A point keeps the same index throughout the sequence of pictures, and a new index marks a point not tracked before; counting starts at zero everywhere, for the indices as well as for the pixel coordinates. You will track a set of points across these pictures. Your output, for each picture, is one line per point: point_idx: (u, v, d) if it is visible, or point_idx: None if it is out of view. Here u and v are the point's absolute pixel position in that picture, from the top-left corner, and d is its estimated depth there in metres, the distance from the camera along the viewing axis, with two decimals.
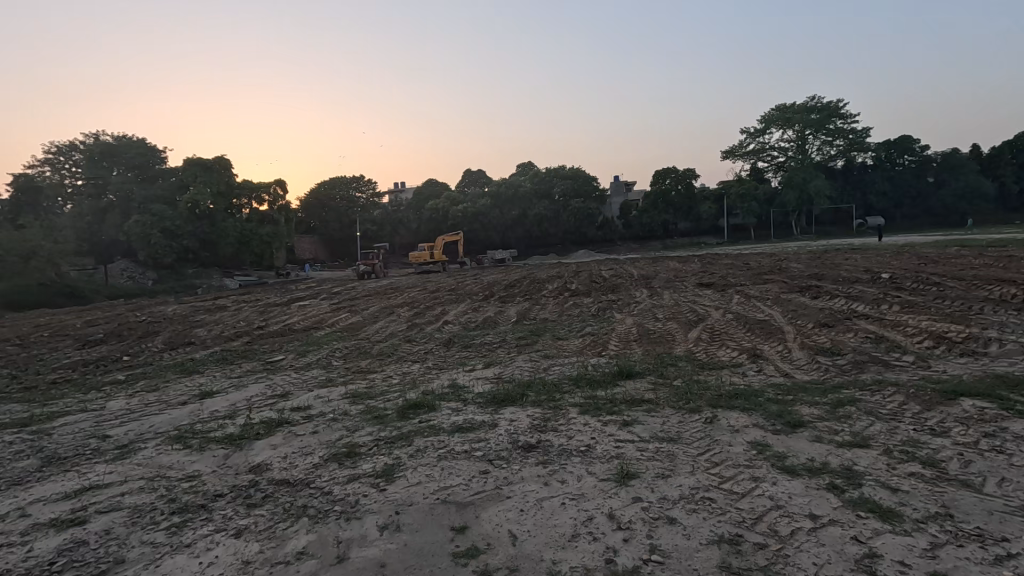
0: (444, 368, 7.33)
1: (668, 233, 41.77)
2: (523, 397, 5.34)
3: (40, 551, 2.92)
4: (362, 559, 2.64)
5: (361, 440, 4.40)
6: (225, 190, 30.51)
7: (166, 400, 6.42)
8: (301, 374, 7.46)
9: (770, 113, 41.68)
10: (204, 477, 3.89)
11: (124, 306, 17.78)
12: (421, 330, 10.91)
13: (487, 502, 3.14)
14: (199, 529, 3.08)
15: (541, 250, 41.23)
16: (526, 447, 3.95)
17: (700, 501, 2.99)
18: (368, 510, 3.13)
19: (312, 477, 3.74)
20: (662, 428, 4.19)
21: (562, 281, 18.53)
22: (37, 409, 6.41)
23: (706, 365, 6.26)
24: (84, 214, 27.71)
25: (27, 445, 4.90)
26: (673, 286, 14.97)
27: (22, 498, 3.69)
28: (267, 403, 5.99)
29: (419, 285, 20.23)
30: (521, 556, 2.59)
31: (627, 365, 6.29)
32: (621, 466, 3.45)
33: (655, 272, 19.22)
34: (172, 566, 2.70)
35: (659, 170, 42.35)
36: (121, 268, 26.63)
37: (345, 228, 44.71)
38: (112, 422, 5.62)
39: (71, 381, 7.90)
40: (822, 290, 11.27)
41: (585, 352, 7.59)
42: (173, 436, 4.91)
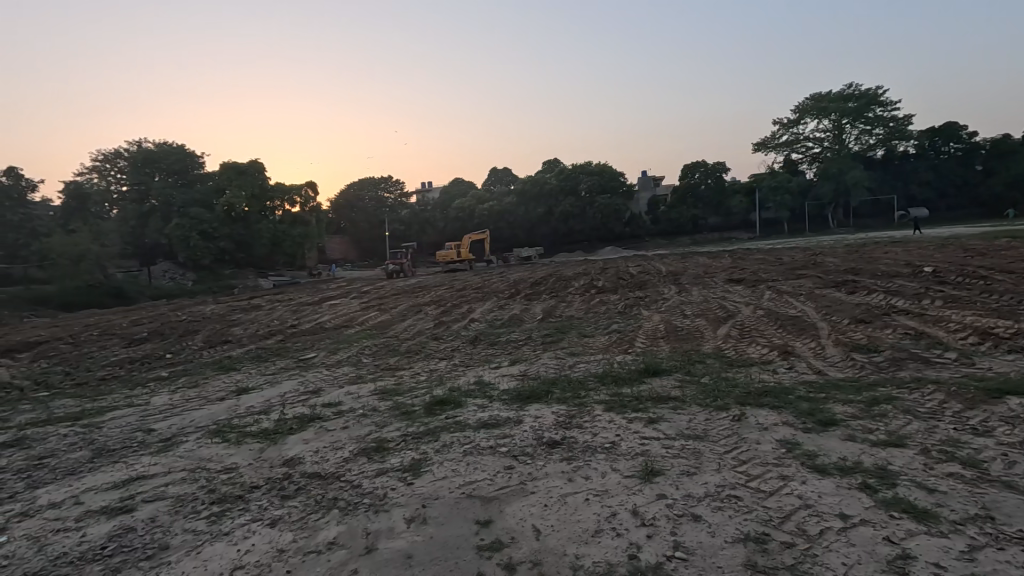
0: (470, 366, 7.40)
1: (698, 228, 41.07)
2: (548, 394, 5.37)
3: (92, 537, 3.10)
4: (391, 550, 2.71)
5: (389, 435, 4.51)
6: (259, 192, 31.44)
7: (206, 396, 6.72)
8: (332, 371, 7.69)
9: (805, 103, 40.58)
10: (242, 469, 4.06)
11: (166, 306, 18.55)
12: (448, 328, 11.02)
13: (511, 496, 3.19)
14: (237, 518, 3.22)
15: (567, 247, 41.03)
16: (550, 443, 3.97)
17: (726, 499, 2.96)
18: (396, 503, 3.21)
19: (342, 471, 3.85)
20: (688, 425, 4.15)
21: (589, 278, 18.44)
22: (88, 403, 6.78)
23: (735, 362, 6.16)
24: (129, 219, 29.02)
25: (79, 438, 5.21)
26: (702, 282, 14.72)
27: (75, 487, 3.92)
28: (300, 399, 6.20)
29: (446, 284, 20.40)
30: (545, 550, 2.62)
31: (654, 362, 6.24)
32: (646, 464, 3.43)
33: (685, 268, 18.92)
34: (212, 552, 2.84)
35: (688, 164, 41.76)
36: (163, 269, 27.86)
37: (373, 228, 45.44)
38: (156, 416, 5.90)
39: (118, 377, 8.33)
40: (859, 285, 10.89)
41: (611, 349, 7.55)
42: (212, 430, 5.13)
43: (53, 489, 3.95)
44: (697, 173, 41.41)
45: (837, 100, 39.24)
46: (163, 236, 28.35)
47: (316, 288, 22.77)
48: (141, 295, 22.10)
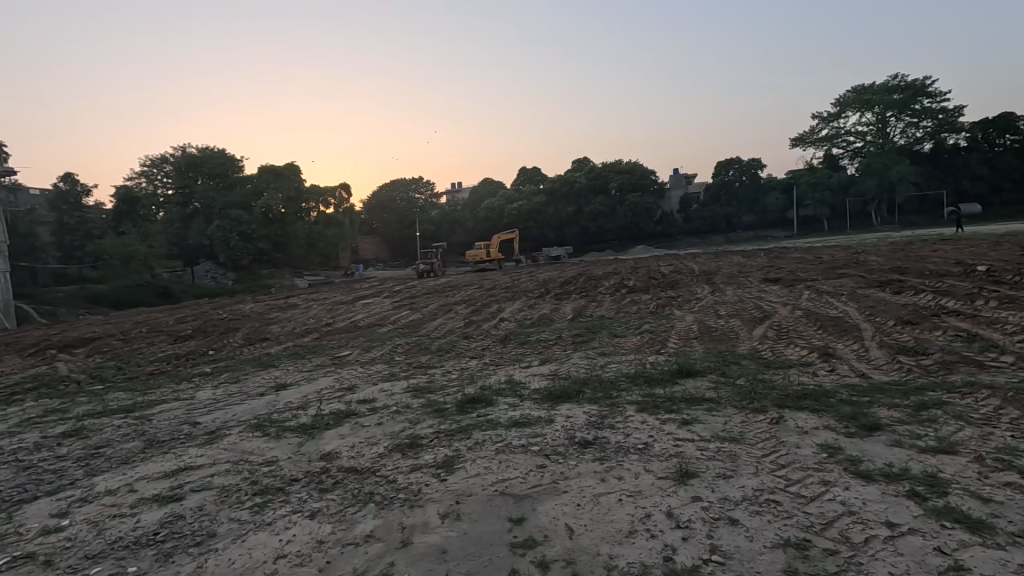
0: (500, 365, 7.42)
1: (732, 227, 40.27)
2: (579, 394, 5.34)
3: (146, 523, 3.27)
4: (425, 545, 2.76)
5: (422, 432, 4.58)
6: (295, 194, 32.27)
7: (246, 391, 6.97)
8: (366, 369, 7.87)
9: (846, 95, 39.10)
10: (281, 463, 4.20)
11: (209, 304, 19.34)
12: (479, 327, 11.16)
13: (544, 495, 3.20)
14: (279, 509, 3.34)
15: (597, 247, 40.77)
16: (582, 443, 3.96)
17: (764, 503, 2.89)
18: (430, 498, 3.27)
19: (378, 466, 3.94)
20: (724, 427, 4.07)
21: (620, 277, 18.25)
22: (138, 397, 7.14)
23: (772, 363, 5.99)
24: (174, 221, 30.34)
25: (132, 429, 5.51)
26: (737, 282, 14.40)
27: (130, 476, 4.14)
28: (336, 396, 6.36)
29: (476, 283, 20.48)
30: (578, 549, 2.61)
31: (687, 363, 6.12)
32: (681, 466, 3.39)
33: (719, 268, 18.48)
34: (256, 541, 2.95)
35: (721, 161, 41.30)
36: (205, 269, 29.23)
37: (404, 228, 46.11)
38: (201, 410, 6.17)
39: (165, 372, 8.75)
40: (906, 284, 10.43)
41: (643, 349, 7.46)
42: (253, 425, 5.33)
43: (110, 476, 4.18)
44: (733, 169, 40.88)
45: (881, 92, 37.63)
46: (205, 237, 29.48)
47: (350, 287, 23.24)
48: (185, 294, 23.12)
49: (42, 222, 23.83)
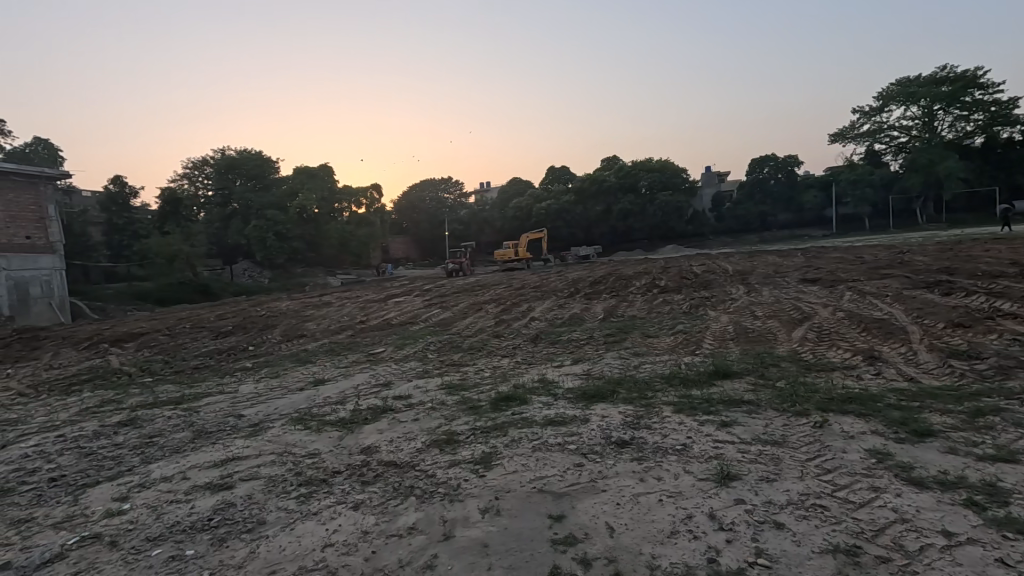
0: (533, 364, 7.42)
1: (766, 226, 39.12)
2: (614, 394, 5.31)
3: (200, 509, 3.43)
4: (467, 539, 2.81)
5: (458, 429, 4.65)
6: (328, 195, 33.53)
7: (287, 386, 7.22)
8: (401, 366, 8.01)
9: (890, 88, 37.54)
10: (323, 455, 4.33)
11: (247, 302, 20.02)
12: (509, 326, 11.21)
13: (583, 493, 3.21)
14: (324, 500, 3.45)
15: (626, 247, 40.34)
16: (619, 443, 3.94)
17: (811, 508, 2.83)
18: (469, 494, 3.32)
19: (417, 460, 4.02)
20: (765, 430, 3.99)
21: (651, 277, 18.03)
22: (186, 390, 7.46)
23: (814, 366, 5.83)
24: (214, 221, 31.47)
25: (181, 420, 5.78)
26: (773, 282, 14.03)
27: (182, 464, 4.35)
28: (372, 391, 6.52)
29: (505, 283, 20.52)
30: (619, 548, 2.62)
31: (724, 364, 6.00)
32: (721, 467, 3.34)
33: (754, 268, 18.02)
34: (304, 530, 3.06)
35: (756, 158, 39.78)
36: (243, 268, 30.26)
37: (433, 228, 47.08)
38: (244, 403, 6.41)
39: (209, 366, 9.12)
40: (956, 285, 9.97)
41: (677, 350, 7.35)
42: (294, 418, 5.51)
43: (164, 464, 4.40)
44: (767, 167, 39.42)
45: (927, 84, 35.97)
46: (243, 237, 30.43)
47: (381, 286, 23.58)
48: (224, 292, 23.99)
49: (94, 223, 25.03)
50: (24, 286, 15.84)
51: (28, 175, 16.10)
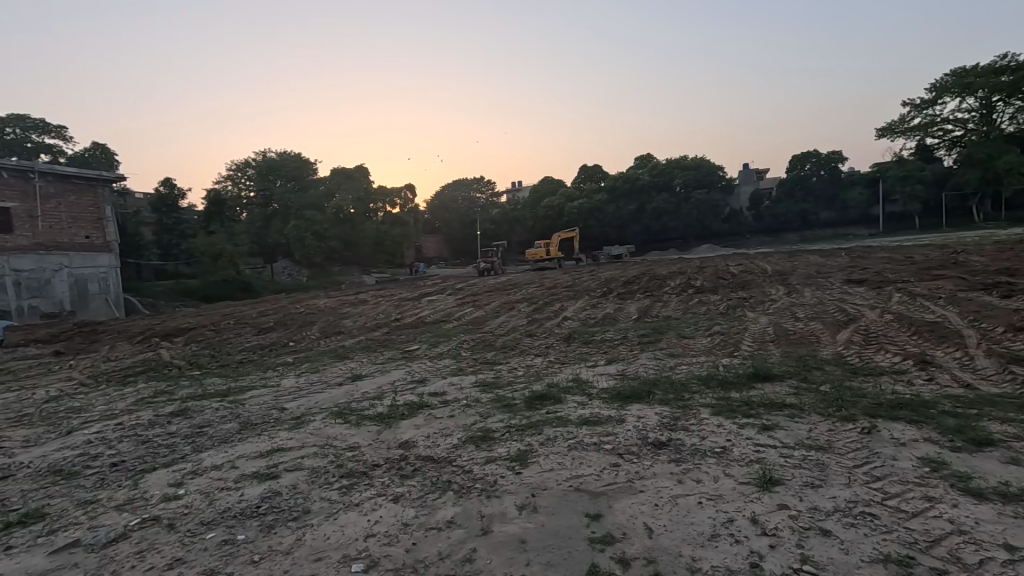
0: (566, 364, 7.41)
1: (807, 224, 37.73)
2: (649, 394, 5.26)
3: (249, 497, 3.58)
4: (505, 534, 2.84)
5: (493, 426, 4.69)
6: (364, 195, 34.21)
7: (326, 380, 7.45)
8: (434, 363, 8.14)
9: (944, 80, 35.63)
10: (363, 448, 4.45)
11: (287, 299, 20.75)
12: (541, 325, 11.22)
13: (620, 493, 3.19)
14: (365, 492, 3.56)
15: (659, 246, 39.73)
16: (656, 444, 3.91)
17: (859, 515, 2.74)
18: (506, 490, 3.36)
19: (453, 456, 4.09)
20: (809, 435, 3.87)
21: (685, 277, 17.69)
22: (231, 383, 7.80)
23: (861, 370, 5.60)
24: (255, 221, 32.66)
25: (228, 411, 6.05)
26: (815, 283, 13.57)
27: (230, 454, 4.55)
28: (409, 387, 6.66)
29: (537, 282, 20.50)
30: (659, 549, 2.60)
31: (764, 367, 5.85)
32: (763, 471, 3.27)
33: (795, 268, 17.42)
34: (347, 520, 3.16)
35: (797, 154, 38.29)
36: (283, 267, 31.24)
37: (465, 228, 47.59)
38: (287, 396, 6.65)
39: (252, 361, 9.49)
40: (1017, 287, 9.37)
41: (714, 352, 7.19)
42: (334, 412, 5.68)
43: (214, 453, 4.61)
44: (809, 164, 37.92)
45: (986, 74, 33.93)
46: (282, 237, 31.44)
47: (414, 285, 23.93)
48: (265, 289, 24.92)
49: (145, 222, 26.30)
50: (84, 282, 16.87)
51: (88, 178, 17.08)
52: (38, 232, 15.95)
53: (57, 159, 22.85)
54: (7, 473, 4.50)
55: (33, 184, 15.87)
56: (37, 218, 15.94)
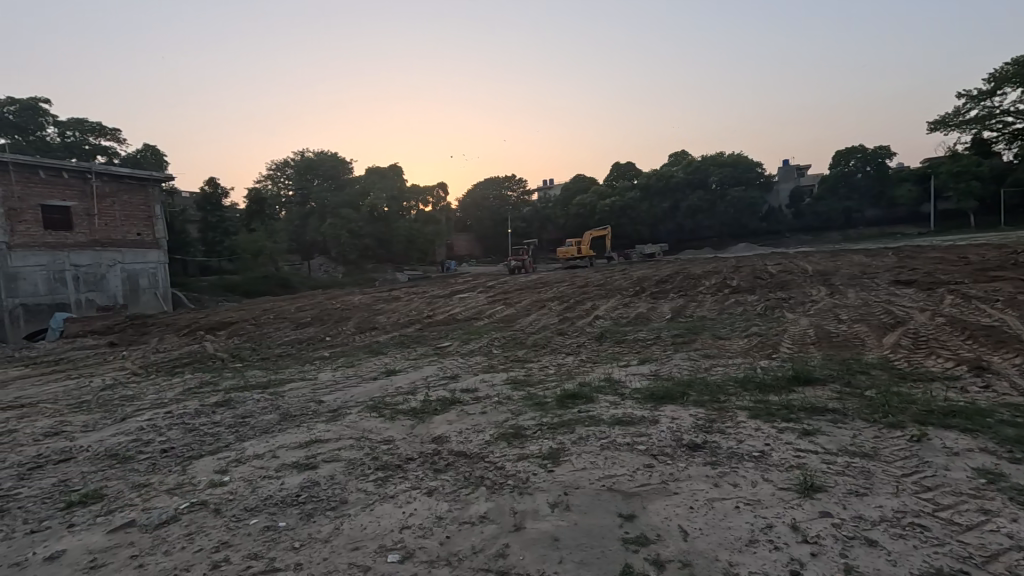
0: (598, 363, 7.37)
1: (851, 222, 36.21)
2: (683, 395, 5.18)
3: (289, 486, 3.70)
4: (537, 531, 2.86)
5: (525, 423, 4.72)
6: (398, 194, 34.75)
7: (362, 375, 7.64)
8: (466, 359, 8.23)
9: (1004, 69, 33.53)
10: (397, 442, 4.54)
11: (323, 295, 21.33)
12: (573, 324, 11.14)
13: (654, 495, 3.16)
14: (399, 484, 3.63)
15: (694, 245, 38.93)
16: (690, 446, 3.84)
17: (907, 527, 2.62)
18: (539, 487, 3.37)
19: (486, 452, 4.13)
20: (853, 441, 3.74)
21: (721, 277, 17.25)
22: (271, 375, 8.08)
23: (909, 375, 5.36)
24: (294, 219, 33.72)
25: (269, 402, 6.29)
26: (860, 284, 13.02)
27: (271, 443, 4.71)
28: (441, 383, 6.76)
29: (568, 281, 20.40)
30: (694, 552, 2.55)
31: (804, 369, 5.66)
32: (804, 477, 3.17)
33: (837, 268, 16.75)
34: (382, 511, 3.23)
35: (841, 150, 36.78)
36: (319, 264, 32.04)
37: (496, 226, 47.85)
38: (325, 389, 6.85)
39: (291, 354, 9.82)
40: None
41: (751, 354, 6.99)
42: (370, 406, 5.81)
43: (256, 442, 4.79)
44: (853, 160, 36.34)
45: None
46: (319, 234, 32.33)
47: (445, 282, 24.13)
48: (302, 286, 25.66)
49: (191, 220, 27.41)
50: (135, 277, 17.79)
51: (139, 177, 17.97)
52: (95, 230, 16.83)
53: (111, 160, 24.08)
54: (68, 455, 4.79)
55: (91, 184, 16.74)
56: (94, 216, 16.81)
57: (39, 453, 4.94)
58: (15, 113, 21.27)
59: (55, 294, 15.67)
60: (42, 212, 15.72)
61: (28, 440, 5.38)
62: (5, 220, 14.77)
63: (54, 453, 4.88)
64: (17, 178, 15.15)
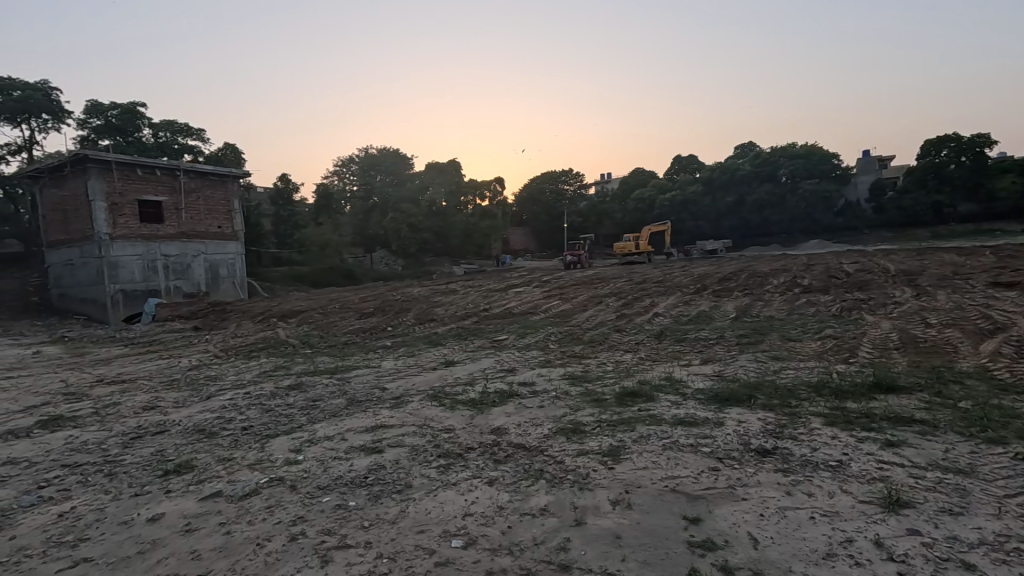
0: (657, 361, 7.21)
1: (941, 218, 32.70)
2: (751, 398, 4.96)
3: (358, 468, 3.88)
4: (598, 528, 2.83)
5: (584, 419, 4.68)
6: (456, 189, 35.67)
7: (422, 364, 7.89)
8: (523, 353, 8.28)
9: None
10: (458, 431, 4.65)
11: (384, 287, 22.04)
12: (631, 321, 10.90)
13: (720, 499, 3.05)
14: (461, 472, 3.72)
15: (760, 242, 37.09)
16: (760, 451, 3.68)
17: (1013, 553, 2.39)
18: (599, 484, 3.34)
19: (544, 446, 4.14)
20: (945, 456, 3.44)
21: (791, 275, 16.31)
22: (337, 362, 8.50)
23: (1013, 387, 4.83)
24: (358, 214, 35.09)
25: (337, 387, 6.62)
26: (951, 285, 11.88)
27: (340, 427, 4.96)
28: (498, 375, 6.86)
29: (625, 277, 20.04)
30: (765, 561, 2.45)
31: (887, 376, 5.25)
32: (889, 490, 2.96)
33: (925, 267, 15.37)
34: (446, 497, 3.33)
35: (931, 139, 32.59)
36: (381, 257, 33.21)
37: (552, 221, 47.68)
38: (388, 377, 7.14)
39: (355, 342, 10.28)
40: None
41: (826, 357, 6.60)
42: (431, 395, 5.99)
43: (326, 425, 5.06)
44: (946, 150, 32.01)
45: None
46: (381, 228, 33.49)
47: (500, 276, 24.36)
48: (364, 278, 26.72)
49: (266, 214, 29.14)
50: (216, 267, 19.22)
51: (221, 174, 19.35)
52: (182, 223, 18.26)
53: (196, 158, 26.04)
54: (163, 428, 5.28)
55: (180, 181, 18.17)
56: (181, 210, 18.23)
57: (139, 424, 5.46)
58: (117, 116, 23.38)
59: (149, 281, 17.21)
60: (139, 206, 17.25)
61: (130, 412, 5.97)
62: (108, 213, 16.34)
63: (152, 425, 5.38)
64: (118, 176, 16.70)
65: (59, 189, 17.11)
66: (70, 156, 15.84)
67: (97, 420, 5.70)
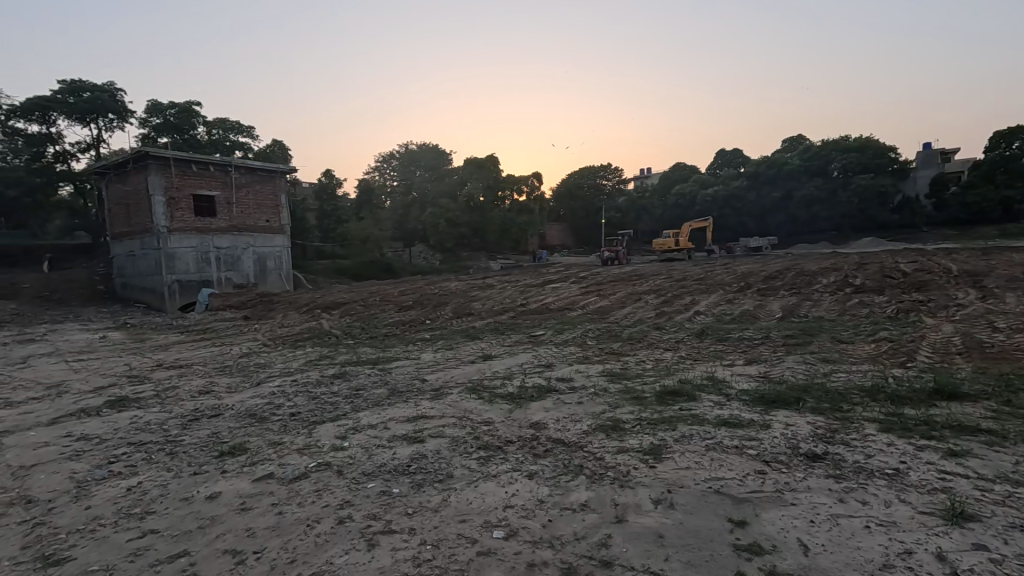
0: (698, 360, 7.06)
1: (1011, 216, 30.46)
2: (799, 401, 4.78)
3: (400, 457, 3.98)
4: (640, 526, 2.81)
5: (623, 417, 4.64)
6: (494, 184, 35.15)
7: (460, 357, 7.99)
8: (560, 349, 8.27)
9: None
10: (497, 424, 4.69)
11: (422, 281, 22.40)
12: (670, 319, 10.69)
13: (768, 503, 2.97)
14: (500, 465, 3.76)
15: (808, 239, 35.60)
16: (810, 456, 3.55)
17: None
18: (641, 482, 3.31)
19: (584, 442, 4.13)
20: (1014, 468, 3.23)
21: (841, 274, 15.59)
22: (378, 353, 8.70)
23: None
24: (398, 209, 35.74)
25: (378, 377, 6.80)
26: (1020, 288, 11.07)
27: (382, 416, 5.09)
28: (536, 370, 6.88)
29: (665, 274, 19.65)
30: (815, 568, 2.37)
31: (949, 383, 4.95)
32: (952, 502, 2.80)
33: (991, 268, 14.40)
34: (487, 488, 3.38)
35: (1001, 130, 30.48)
36: (419, 251, 33.77)
37: (591, 217, 47.22)
38: (427, 369, 7.27)
39: (395, 335, 10.52)
40: None
41: (880, 360, 6.29)
42: (470, 388, 6.06)
43: (369, 414, 5.20)
44: (1018, 142, 29.83)
45: None
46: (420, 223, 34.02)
47: (537, 272, 24.35)
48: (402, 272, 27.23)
49: (310, 209, 30.07)
50: (264, 259, 20.01)
51: (269, 170, 20.07)
52: (233, 217, 19.08)
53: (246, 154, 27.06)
54: (218, 411, 5.56)
55: (231, 176, 18.97)
56: (232, 204, 19.03)
57: (196, 407, 5.78)
58: (174, 115, 24.52)
59: (203, 272, 18.11)
60: (194, 201, 18.16)
61: (187, 396, 6.32)
62: (166, 207, 17.29)
63: (207, 409, 5.68)
64: (176, 172, 17.64)
65: (123, 185, 18.22)
66: (133, 154, 16.87)
67: (158, 402, 6.06)
